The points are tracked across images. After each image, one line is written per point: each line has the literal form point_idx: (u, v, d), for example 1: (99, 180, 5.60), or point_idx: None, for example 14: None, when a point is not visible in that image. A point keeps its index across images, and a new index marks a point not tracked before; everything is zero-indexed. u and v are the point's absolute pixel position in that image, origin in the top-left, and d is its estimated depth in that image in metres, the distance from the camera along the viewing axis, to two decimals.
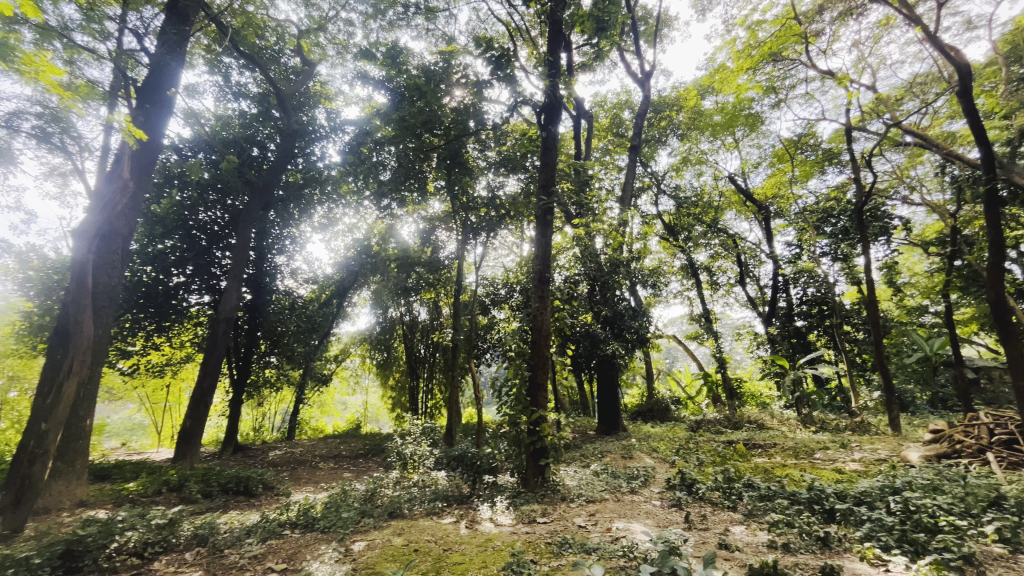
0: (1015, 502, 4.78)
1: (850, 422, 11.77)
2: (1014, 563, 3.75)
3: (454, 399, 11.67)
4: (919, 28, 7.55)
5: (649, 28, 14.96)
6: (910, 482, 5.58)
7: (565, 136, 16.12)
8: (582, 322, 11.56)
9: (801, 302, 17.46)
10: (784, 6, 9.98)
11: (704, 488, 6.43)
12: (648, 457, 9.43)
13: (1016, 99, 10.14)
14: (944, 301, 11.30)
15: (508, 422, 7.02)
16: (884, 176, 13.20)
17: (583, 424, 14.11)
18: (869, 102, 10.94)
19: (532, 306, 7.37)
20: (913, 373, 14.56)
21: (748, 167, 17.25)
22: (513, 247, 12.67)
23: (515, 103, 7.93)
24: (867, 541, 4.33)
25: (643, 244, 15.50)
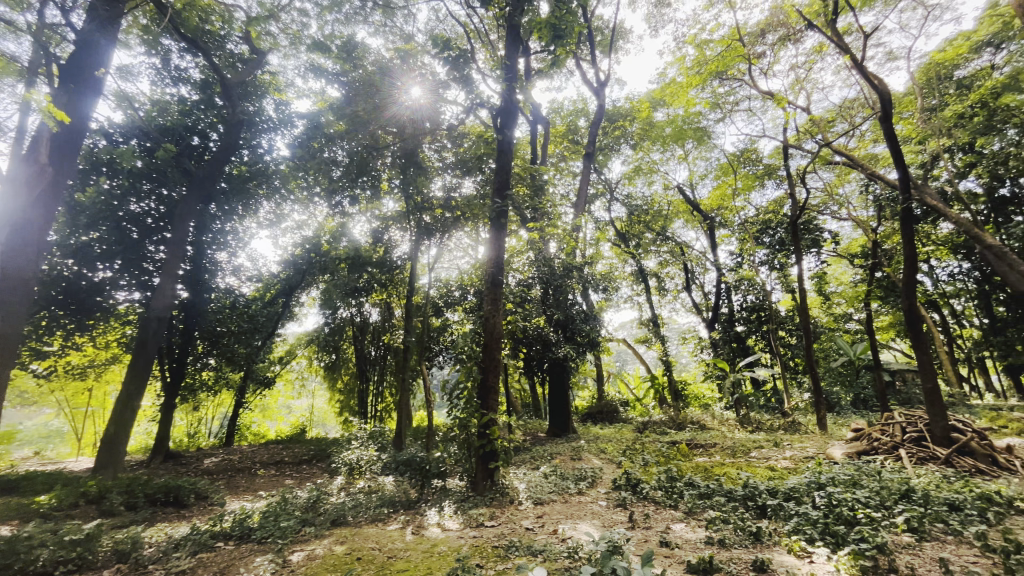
0: (922, 494, 5.23)
1: (783, 421, 12.52)
2: (920, 551, 4.09)
3: (405, 402, 11.48)
4: (849, 56, 8.15)
5: (605, 38, 15.38)
6: (834, 478, 6.00)
7: (521, 140, 16.28)
8: (535, 325, 11.68)
9: (741, 309, 18.45)
10: (730, 27, 10.52)
11: (647, 488, 6.61)
12: (596, 459, 9.62)
13: (930, 127, 11.16)
14: (867, 309, 12.21)
15: (458, 426, 6.89)
16: (817, 192, 14.17)
17: (534, 426, 14.22)
18: (805, 122, 11.72)
19: (484, 308, 7.33)
20: (839, 376, 15.70)
21: (695, 179, 18.06)
22: (468, 249, 12.60)
23: (472, 105, 7.90)
24: (794, 534, 4.60)
25: (595, 250, 15.84)
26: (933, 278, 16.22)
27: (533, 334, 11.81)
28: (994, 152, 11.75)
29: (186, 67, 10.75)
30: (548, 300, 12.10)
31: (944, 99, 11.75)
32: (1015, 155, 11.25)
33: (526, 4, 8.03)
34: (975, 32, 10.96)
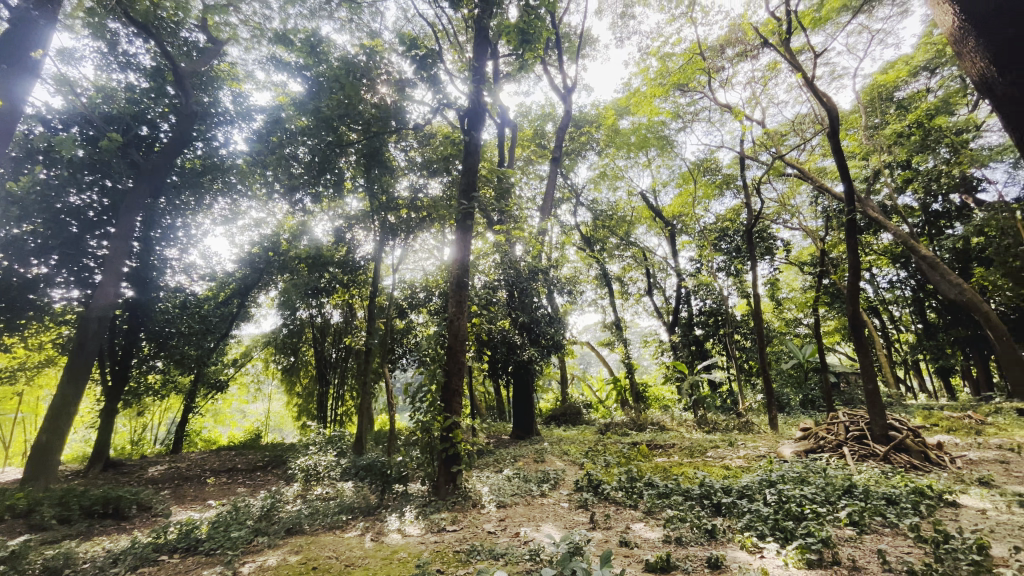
0: (863, 490, 5.54)
1: (737, 422, 13.01)
2: (861, 543, 4.33)
3: (366, 405, 11.21)
4: (801, 75, 8.58)
5: (572, 45, 15.64)
6: (784, 476, 6.26)
7: (489, 142, 16.25)
8: (500, 328, 11.63)
9: (700, 313, 19.10)
10: (691, 41, 10.88)
11: (608, 489, 6.72)
12: (559, 460, 9.70)
13: (873, 144, 11.92)
14: (816, 315, 12.83)
15: (420, 430, 6.78)
16: (771, 202, 14.83)
17: (498, 428, 14.21)
18: (760, 135, 12.24)
19: (449, 310, 7.26)
20: (789, 378, 16.44)
21: (658, 186, 18.54)
22: (433, 251, 12.47)
23: (438, 105, 7.81)
24: (746, 531, 4.76)
25: (561, 253, 16.02)
26: (874, 286, 17.30)
27: (497, 337, 11.77)
28: (927, 169, 12.70)
29: (135, 53, 10.18)
30: (513, 303, 12.12)
31: (885, 118, 12.55)
32: (946, 173, 12.16)
33: (494, 8, 8.04)
34: (913, 57, 11.80)
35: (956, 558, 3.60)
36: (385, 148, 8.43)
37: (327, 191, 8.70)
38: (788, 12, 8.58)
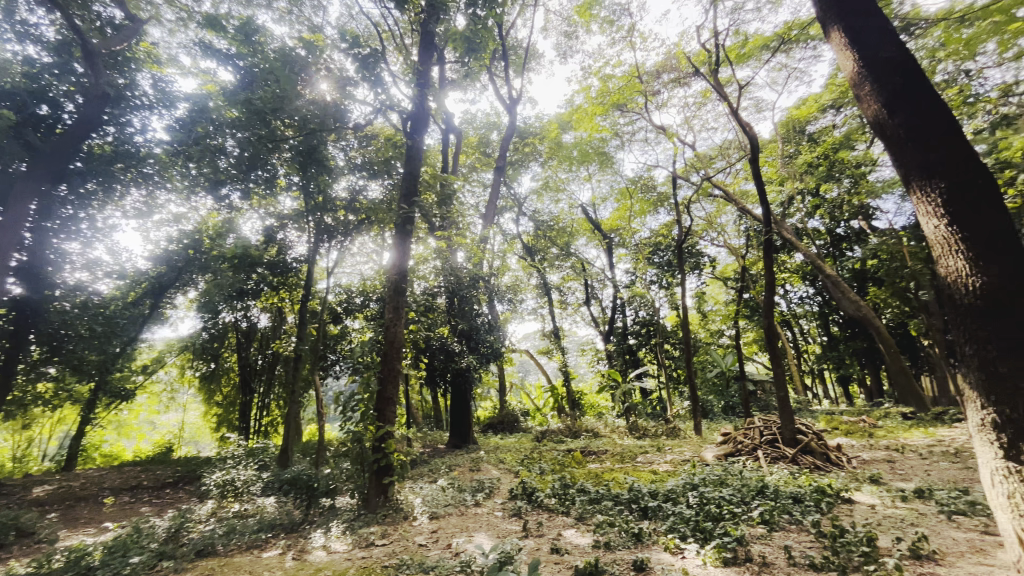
0: (773, 490, 5.97)
1: (665, 428, 13.64)
2: (770, 540, 4.65)
3: (293, 416, 10.60)
4: (727, 104, 9.25)
5: (518, 58, 15.95)
6: (705, 479, 6.64)
7: (433, 148, 16.15)
8: (438, 335, 11.42)
9: (634, 323, 19.93)
10: (631, 65, 11.44)
11: (542, 496, 6.79)
12: (495, 469, 9.71)
13: (787, 172, 13.09)
14: (736, 327, 13.77)
15: (351, 440, 6.49)
16: (699, 221, 15.79)
17: (434, 437, 13.97)
18: (691, 157, 13.04)
19: (385, 316, 7.06)
20: (713, 386, 17.53)
21: (597, 200, 19.17)
22: (372, 255, 12.10)
23: (380, 106, 7.62)
24: (670, 533, 4.97)
25: (502, 261, 16.14)
26: (787, 301, 18.90)
27: (436, 344, 11.57)
28: (832, 197, 14.13)
29: (37, 23, 9.13)
30: (451, 310, 12.14)
31: (798, 149, 13.80)
32: (847, 202, 13.56)
33: (441, 14, 8.03)
34: (819, 97, 12.81)
35: (850, 550, 3.97)
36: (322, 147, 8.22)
37: (261, 188, 8.53)
38: (717, 45, 9.26)
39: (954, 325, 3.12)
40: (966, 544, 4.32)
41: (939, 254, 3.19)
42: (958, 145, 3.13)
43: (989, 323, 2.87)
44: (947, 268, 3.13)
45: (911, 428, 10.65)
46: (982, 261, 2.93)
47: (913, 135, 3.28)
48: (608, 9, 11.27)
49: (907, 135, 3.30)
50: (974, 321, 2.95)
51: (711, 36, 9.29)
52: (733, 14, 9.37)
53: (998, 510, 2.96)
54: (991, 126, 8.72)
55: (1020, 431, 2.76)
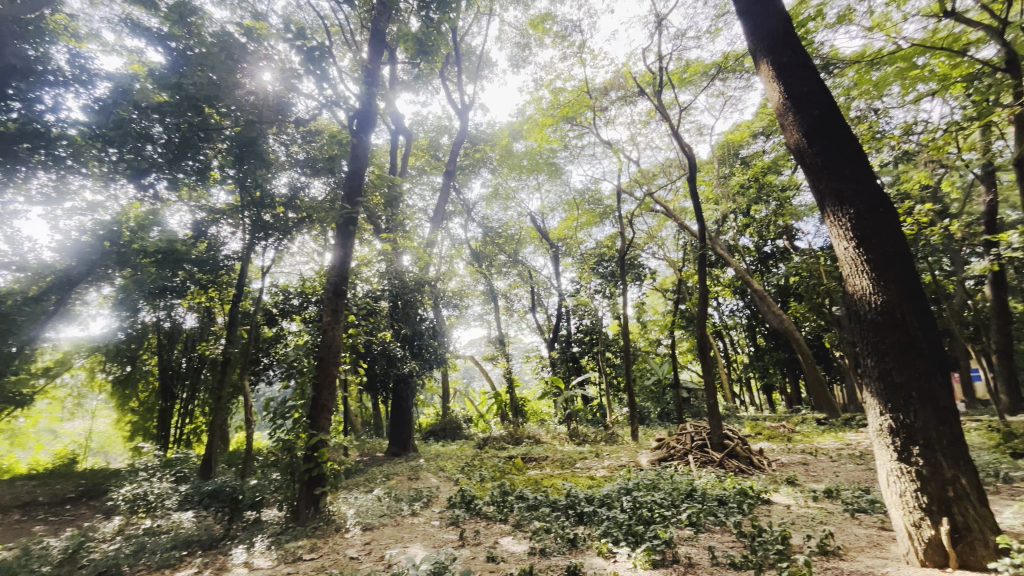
0: (701, 493, 6.26)
1: (604, 434, 14.00)
2: (696, 541, 4.87)
3: (219, 423, 9.91)
4: (670, 125, 9.71)
5: (471, 64, 15.98)
6: (639, 483, 6.86)
7: (381, 148, 15.81)
8: (380, 340, 11.09)
9: (577, 331, 20.34)
10: (581, 80, 11.77)
11: (481, 504, 6.74)
12: (434, 477, 9.54)
13: (722, 191, 13.93)
14: (673, 336, 14.41)
15: (280, 449, 6.14)
16: (642, 233, 16.43)
17: (372, 445, 13.55)
18: (635, 172, 13.56)
19: (323, 319, 6.75)
20: (650, 393, 18.23)
21: (546, 210, 19.48)
22: (313, 255, 11.62)
23: (326, 101, 7.35)
24: (603, 537, 5.07)
25: (449, 266, 16.00)
26: (719, 312, 20.03)
27: (377, 349, 11.10)
28: (761, 218, 15.18)
29: None
30: (396, 313, 11.58)
31: (732, 170, 14.73)
32: (773, 222, 14.62)
33: (393, 14, 7.89)
34: (750, 124, 13.72)
35: (766, 548, 4.23)
36: (265, 144, 7.89)
37: (190, 180, 7.82)
38: (661, 68, 9.73)
39: (858, 336, 3.44)
40: (866, 539, 4.71)
41: (847, 272, 3.50)
42: (865, 175, 3.47)
43: (889, 336, 3.18)
44: (854, 286, 3.43)
45: (823, 433, 11.57)
46: (884, 280, 3.25)
47: (828, 164, 3.59)
48: (561, 24, 11.54)
49: (823, 163, 3.61)
50: (876, 333, 3.26)
51: (657, 59, 9.74)
52: (677, 39, 9.89)
53: (892, 507, 3.26)
54: (893, 160, 9.71)
55: (911, 435, 3.07)
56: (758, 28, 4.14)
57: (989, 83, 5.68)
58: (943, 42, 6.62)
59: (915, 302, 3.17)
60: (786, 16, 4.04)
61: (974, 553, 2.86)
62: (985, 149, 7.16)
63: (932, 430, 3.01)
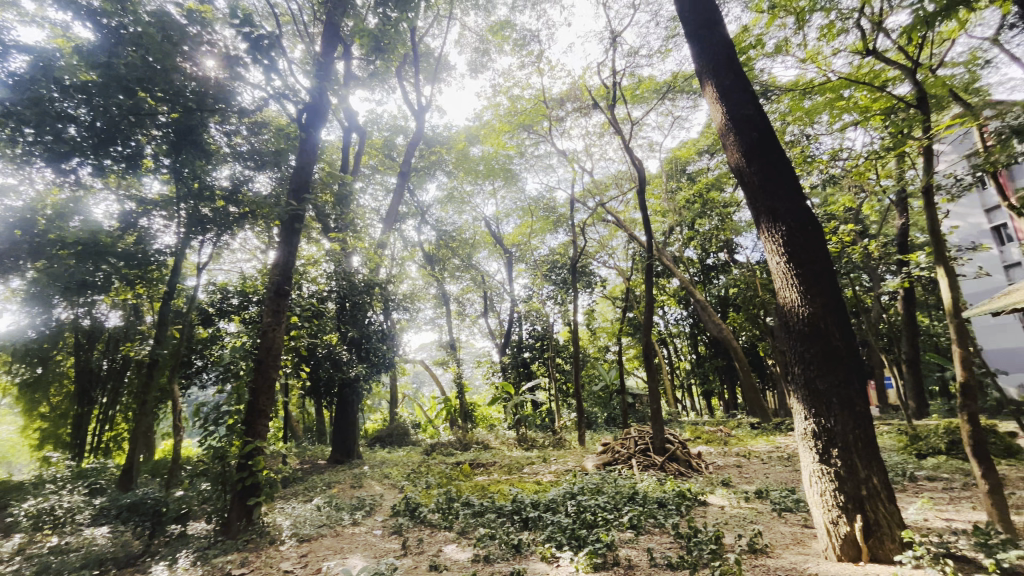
0: (642, 496, 6.45)
1: (552, 439, 14.15)
2: (636, 543, 5.00)
3: (142, 430, 9.17)
4: (622, 138, 10.02)
5: (429, 65, 15.82)
6: (584, 488, 6.97)
7: (332, 145, 15.34)
8: (325, 343, 10.69)
9: (529, 337, 20.49)
10: (538, 90, 11.93)
11: (425, 512, 6.61)
12: (378, 484, 9.27)
13: (670, 205, 14.52)
14: (620, 343, 14.80)
15: (211, 458, 5.72)
16: (593, 242, 16.84)
17: (314, 452, 13.01)
18: (588, 183, 13.89)
19: (263, 320, 6.38)
20: (598, 399, 18.62)
21: (500, 215, 19.39)
22: (255, 253, 11.07)
23: (274, 92, 7.03)
24: (547, 542, 5.10)
25: (400, 269, 15.69)
26: (665, 321, 20.81)
27: (321, 352, 10.71)
28: (704, 231, 15.94)
29: None
30: (343, 316, 11.23)
31: (679, 185, 15.39)
32: (716, 236, 15.38)
33: (349, 8, 7.69)
34: (696, 142, 14.41)
35: (700, 548, 4.40)
36: (206, 134, 7.53)
37: (117, 167, 7.06)
38: (615, 83, 10.03)
39: (787, 346, 3.66)
40: (790, 536, 5.01)
41: (779, 285, 3.73)
42: (795, 195, 3.72)
43: (815, 346, 3.41)
44: (785, 298, 3.66)
45: (756, 436, 12.24)
46: (810, 294, 3.49)
47: (764, 183, 3.82)
48: (519, 32, 11.67)
49: (761, 182, 3.83)
50: (803, 342, 3.48)
51: (611, 74, 10.05)
52: (630, 56, 10.24)
53: (813, 506, 3.47)
54: (822, 183, 10.49)
55: (831, 438, 3.30)
56: (704, 52, 4.36)
57: (903, 118, 6.26)
58: (866, 77, 7.24)
59: (837, 314, 3.43)
60: (729, 43, 4.28)
61: (882, 546, 3.12)
62: (900, 176, 7.88)
63: (850, 433, 3.25)
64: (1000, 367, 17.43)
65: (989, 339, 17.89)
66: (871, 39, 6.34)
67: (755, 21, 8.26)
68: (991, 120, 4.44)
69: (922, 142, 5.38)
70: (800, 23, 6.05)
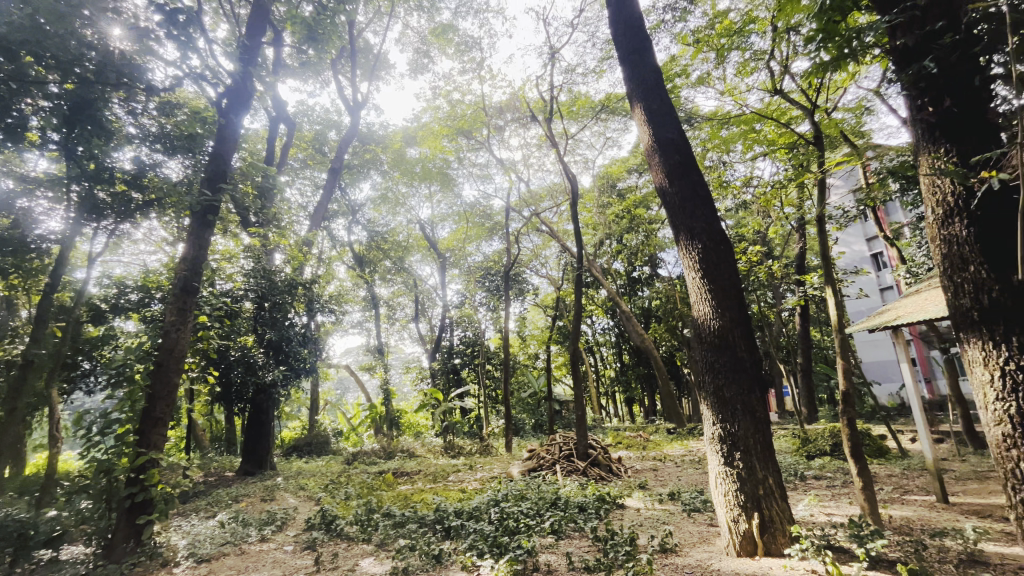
0: (564, 501, 6.59)
1: (479, 446, 14.08)
2: (556, 548, 5.08)
3: (10, 442, 7.97)
4: (557, 151, 10.29)
5: (367, 61, 15.35)
6: (508, 494, 6.98)
7: (257, 134, 14.40)
8: (239, 345, 9.92)
9: (459, 343, 20.35)
10: (478, 96, 11.95)
11: (342, 524, 6.30)
12: (291, 497, 8.70)
13: (601, 218, 15.11)
14: (549, 350, 15.12)
15: (92, 471, 4.98)
16: (527, 251, 17.11)
17: (221, 463, 12.01)
18: (524, 193, 14.10)
19: (165, 319, 5.70)
20: (526, 405, 18.83)
21: (436, 219, 19.09)
22: (161, 245, 10.08)
23: (189, 72, 6.44)
24: (468, 551, 5.03)
25: (326, 268, 14.98)
26: (592, 330, 21.55)
27: (234, 355, 9.89)
28: (631, 245, 16.73)
29: None
30: (261, 317, 10.43)
31: (610, 200, 16.06)
32: (641, 250, 16.23)
33: None
34: (626, 160, 15.12)
35: (615, 550, 4.54)
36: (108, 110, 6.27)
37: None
38: (552, 97, 10.30)
39: (699, 357, 3.93)
40: (697, 535, 5.34)
41: (694, 299, 3.99)
42: (710, 215, 4.02)
43: (723, 357, 3.69)
44: (699, 312, 3.92)
45: (671, 441, 12.96)
46: (720, 308, 3.77)
47: (684, 203, 4.09)
48: (461, 38, 11.65)
49: (681, 203, 4.11)
50: (713, 353, 3.75)
51: (549, 88, 10.32)
52: (567, 73, 10.56)
53: (719, 506, 3.71)
54: (734, 207, 11.41)
55: (735, 443, 3.57)
56: (635, 76, 4.59)
57: (803, 152, 6.95)
58: (774, 114, 7.98)
59: (743, 328, 3.73)
60: (656, 69, 4.54)
61: (775, 541, 3.40)
62: (799, 205, 8.74)
63: (750, 438, 3.54)
64: (875, 378, 19.84)
65: (868, 353, 20.26)
66: (778, 80, 6.99)
67: (682, 53, 8.84)
68: (871, 161, 5.06)
69: (817, 176, 6.00)
70: (720, 59, 6.56)
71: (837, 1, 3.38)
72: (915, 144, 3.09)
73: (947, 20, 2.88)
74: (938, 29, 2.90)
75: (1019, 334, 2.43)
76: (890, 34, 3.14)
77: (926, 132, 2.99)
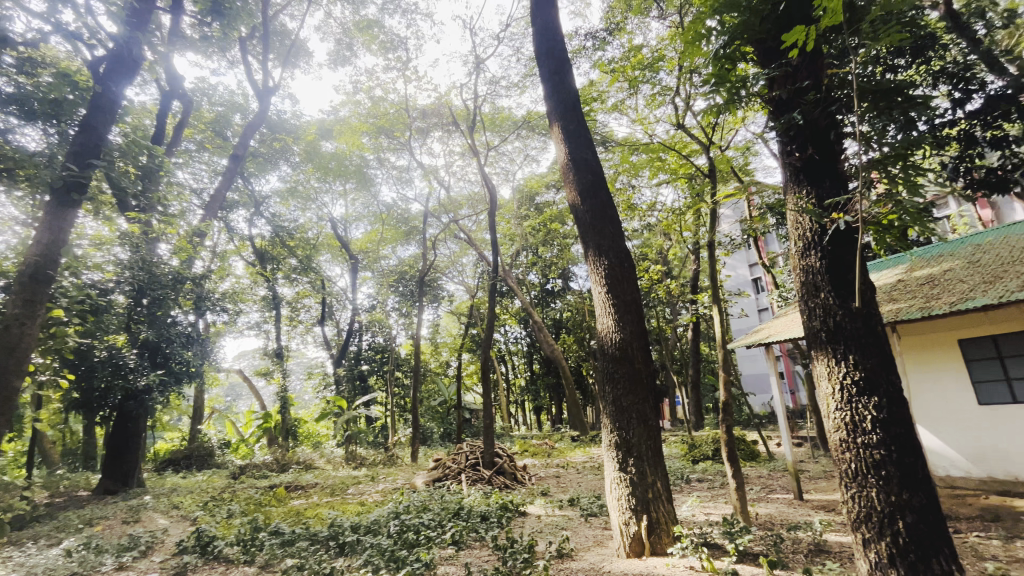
0: (467, 511, 6.54)
1: (383, 456, 13.58)
2: (455, 559, 5.01)
3: None
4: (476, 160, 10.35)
5: (281, 45, 14.39)
6: (409, 506, 6.75)
7: (143, 108, 12.78)
8: (106, 344, 8.69)
9: (368, 348, 19.54)
10: (402, 96, 11.71)
11: (221, 545, 5.69)
12: (162, 517, 7.72)
13: (518, 229, 15.41)
14: (462, 357, 15.01)
15: None
16: (444, 258, 16.95)
17: (74, 481, 10.35)
18: (443, 199, 13.96)
19: (7, 310, 4.67)
20: (435, 413, 18.51)
21: (349, 218, 18.28)
22: (8, 225, 8.54)
23: (59, 29, 5.54)
24: (363, 567, 4.77)
25: (219, 263, 13.65)
26: (505, 339, 21.78)
27: (98, 355, 8.64)
28: (546, 258, 17.25)
29: None
30: (136, 313, 9.17)
31: (528, 213, 16.48)
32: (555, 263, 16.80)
33: None
34: (545, 176, 15.60)
35: (513, 557, 4.57)
36: None
37: None
38: (475, 106, 10.37)
39: (601, 368, 4.12)
40: (591, 538, 5.58)
41: (598, 312, 4.19)
42: (616, 235, 4.27)
43: (621, 368, 3.90)
44: (603, 324, 4.12)
45: (574, 448, 13.46)
46: (622, 322, 3.99)
47: (593, 221, 4.30)
48: (387, 35, 11.38)
49: (591, 220, 4.31)
50: (614, 364, 3.95)
51: (472, 97, 10.41)
52: (491, 84, 10.72)
53: (613, 509, 3.90)
54: (640, 228, 12.23)
55: (629, 449, 3.78)
56: (555, 95, 4.76)
57: (698, 183, 7.65)
58: (677, 146, 8.70)
59: (640, 341, 3.98)
60: (574, 92, 4.75)
61: (660, 541, 3.65)
62: (694, 231, 9.58)
63: (643, 444, 3.78)
64: (752, 389, 22.16)
65: (747, 366, 22.61)
66: (681, 116, 7.65)
67: (600, 79, 9.35)
68: (754, 195, 5.68)
69: (708, 205, 6.64)
70: (633, 89, 7.02)
71: (729, 51, 3.78)
72: (783, 184, 3.51)
73: (812, 80, 3.36)
74: (804, 86, 3.36)
75: (854, 352, 2.86)
76: (769, 85, 3.57)
77: (792, 174, 3.42)
